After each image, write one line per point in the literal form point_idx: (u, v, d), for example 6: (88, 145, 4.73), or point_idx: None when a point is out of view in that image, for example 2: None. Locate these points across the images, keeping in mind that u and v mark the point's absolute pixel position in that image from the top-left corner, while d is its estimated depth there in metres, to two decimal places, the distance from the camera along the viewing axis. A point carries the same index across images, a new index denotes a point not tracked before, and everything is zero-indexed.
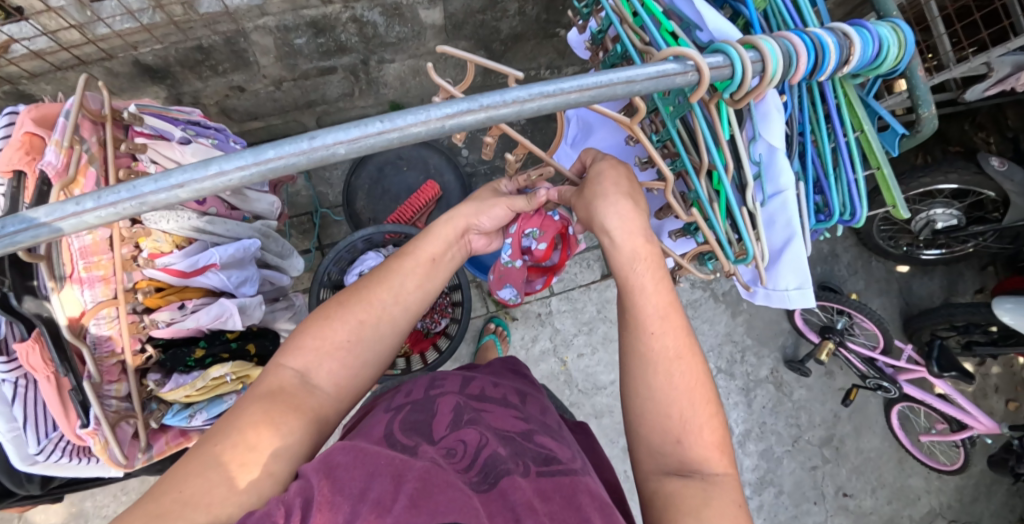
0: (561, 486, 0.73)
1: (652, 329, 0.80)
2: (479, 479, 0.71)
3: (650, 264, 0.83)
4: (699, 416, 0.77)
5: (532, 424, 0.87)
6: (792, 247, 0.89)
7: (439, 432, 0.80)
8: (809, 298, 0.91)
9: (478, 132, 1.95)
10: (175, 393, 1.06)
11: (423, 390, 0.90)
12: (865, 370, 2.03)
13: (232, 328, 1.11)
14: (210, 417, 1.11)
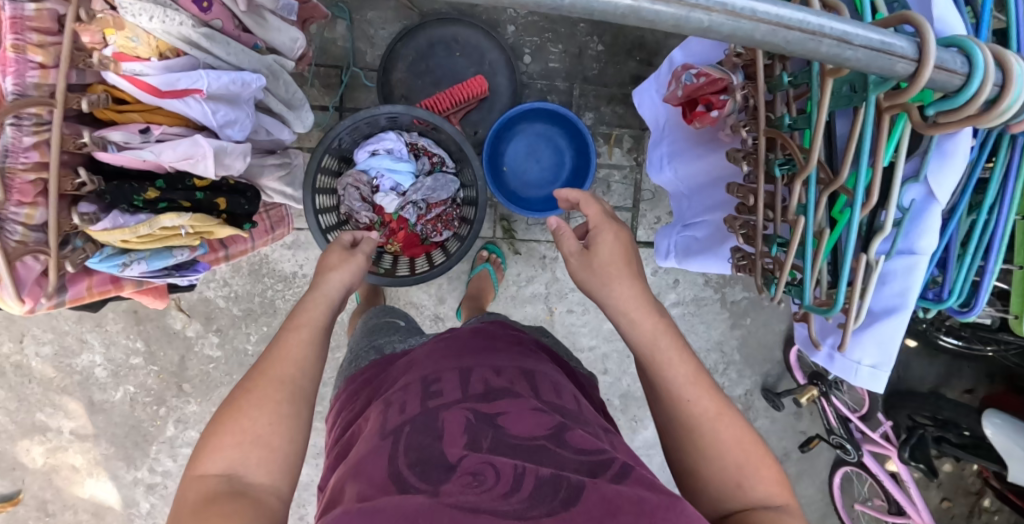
0: (622, 494, 0.65)
1: (686, 396, 0.86)
2: (523, 507, 0.63)
3: (676, 350, 0.90)
4: (750, 464, 0.80)
5: (555, 416, 0.82)
6: (895, 319, 0.78)
7: (456, 452, 0.73)
8: (882, 383, 0.81)
9: (549, 43, 1.74)
10: (109, 235, 0.92)
11: (422, 404, 0.83)
12: (836, 426, 1.99)
13: (201, 173, 0.96)
14: (149, 269, 1.00)
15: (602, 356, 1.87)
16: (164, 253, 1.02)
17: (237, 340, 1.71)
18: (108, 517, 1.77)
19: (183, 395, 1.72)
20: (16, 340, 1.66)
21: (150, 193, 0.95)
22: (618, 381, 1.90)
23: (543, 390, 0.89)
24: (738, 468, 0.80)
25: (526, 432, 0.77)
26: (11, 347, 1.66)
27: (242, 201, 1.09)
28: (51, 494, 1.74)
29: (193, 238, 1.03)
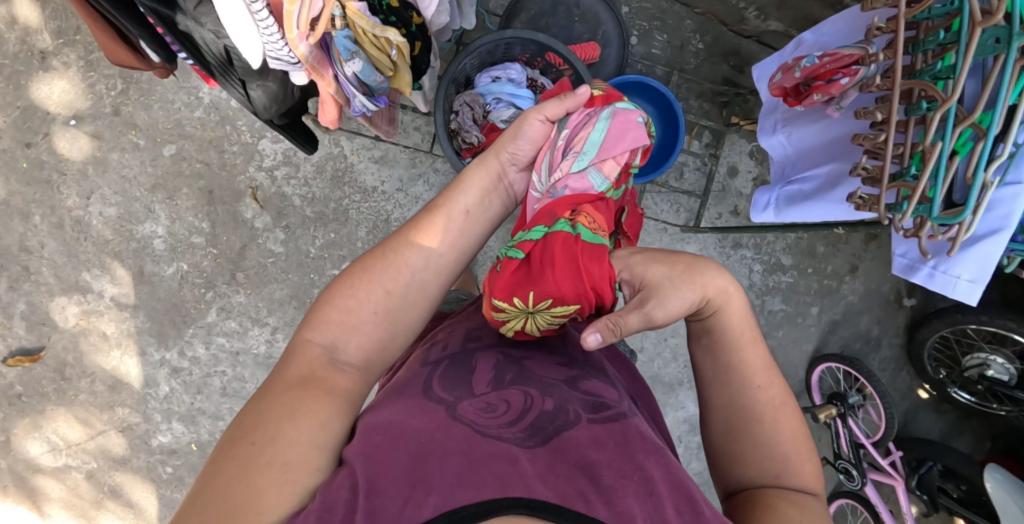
0: (613, 431, 0.80)
1: (759, 382, 0.81)
2: (525, 433, 0.77)
3: (759, 354, 0.83)
4: (798, 462, 0.79)
5: (575, 370, 0.94)
6: (997, 238, 0.79)
7: (483, 384, 0.86)
8: (981, 295, 0.83)
9: (658, 30, 1.77)
10: (358, 19, 0.78)
11: (465, 344, 0.97)
12: (844, 451, 1.96)
13: (424, 10, 0.88)
14: (356, 75, 0.85)
15: (639, 336, 1.92)
16: (372, 67, 0.86)
17: (300, 241, 1.72)
18: (125, 392, 1.72)
19: (234, 284, 1.71)
20: (84, 195, 1.61)
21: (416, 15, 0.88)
22: (650, 361, 1.97)
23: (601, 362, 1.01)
24: (787, 458, 0.80)
25: (548, 376, 0.89)
26: (75, 202, 1.61)
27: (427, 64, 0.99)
28: (73, 358, 1.68)
29: (393, 68, 0.88)
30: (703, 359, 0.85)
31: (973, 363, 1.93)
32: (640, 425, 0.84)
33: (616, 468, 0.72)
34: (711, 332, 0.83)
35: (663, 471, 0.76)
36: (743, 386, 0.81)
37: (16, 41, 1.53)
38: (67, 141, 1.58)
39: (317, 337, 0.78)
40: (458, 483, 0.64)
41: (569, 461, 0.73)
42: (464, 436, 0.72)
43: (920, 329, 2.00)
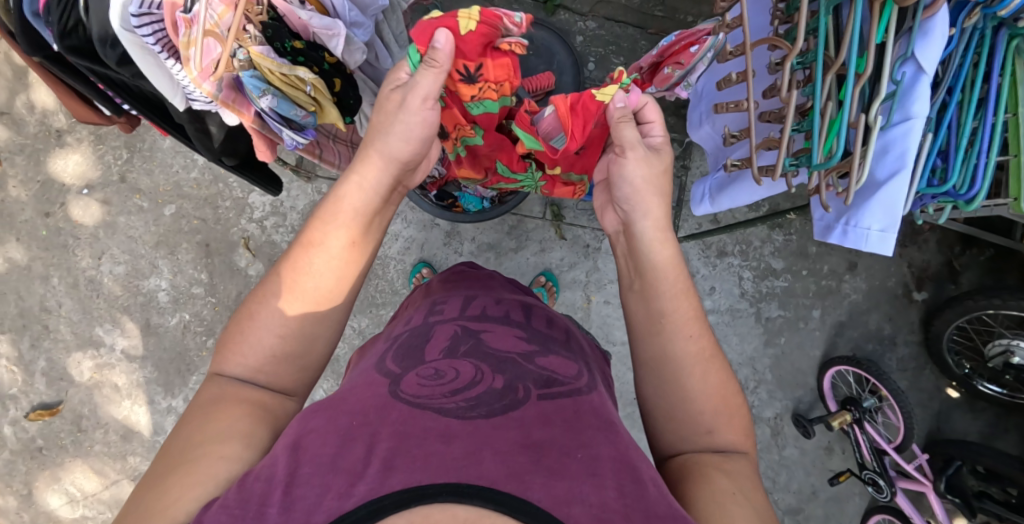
0: (562, 407, 0.77)
1: (692, 332, 0.87)
2: (467, 404, 0.73)
3: (691, 325, 0.88)
4: (726, 420, 0.85)
5: (533, 344, 0.90)
6: (897, 181, 0.81)
7: (433, 357, 0.84)
8: (892, 244, 0.83)
9: (614, 54, 1.86)
10: (262, 61, 0.88)
11: (424, 320, 0.97)
12: (868, 460, 1.88)
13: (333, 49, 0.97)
14: (275, 110, 0.96)
15: (632, 353, 1.91)
16: (289, 102, 0.97)
17: None
18: (136, 441, 1.80)
19: None
20: (96, 256, 1.77)
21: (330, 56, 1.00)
22: None
23: (564, 337, 0.99)
24: (712, 417, 0.85)
25: (503, 349, 0.86)
26: (88, 263, 1.77)
27: (352, 95, 1.10)
28: (88, 410, 1.79)
29: (312, 103, 0.99)
30: (637, 317, 0.92)
31: (996, 352, 1.84)
32: (594, 402, 0.81)
33: (559, 447, 0.68)
34: (641, 279, 0.91)
35: (610, 448, 0.71)
36: (675, 347, 0.87)
37: (36, 124, 1.74)
38: (82, 209, 1.76)
39: (225, 367, 0.83)
40: (379, 467, 0.63)
41: (512, 436, 0.69)
42: (397, 417, 0.70)
43: (933, 322, 1.93)
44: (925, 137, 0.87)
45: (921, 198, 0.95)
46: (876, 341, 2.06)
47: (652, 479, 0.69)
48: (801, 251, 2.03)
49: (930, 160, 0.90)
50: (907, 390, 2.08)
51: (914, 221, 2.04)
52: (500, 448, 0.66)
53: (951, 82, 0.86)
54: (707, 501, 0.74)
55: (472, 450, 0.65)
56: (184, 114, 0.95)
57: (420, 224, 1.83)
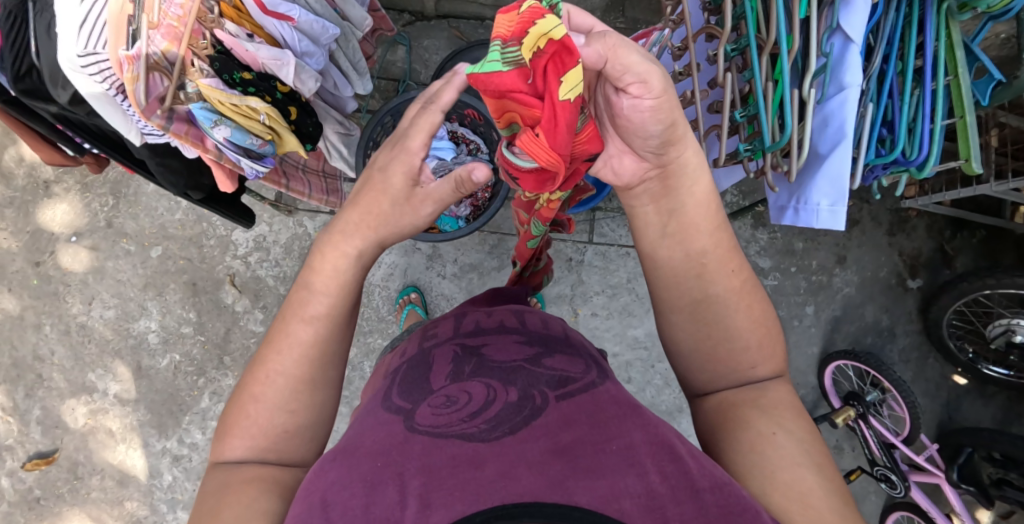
0: (584, 403, 0.69)
1: (731, 269, 0.80)
2: (488, 426, 0.65)
3: (724, 259, 0.80)
4: (768, 351, 0.80)
5: (537, 345, 0.80)
6: (839, 154, 0.81)
7: (440, 385, 0.74)
8: (843, 218, 0.84)
9: None
10: (211, 93, 0.90)
11: (419, 349, 0.87)
12: (878, 456, 1.83)
13: (284, 78, 0.99)
14: (230, 140, 0.97)
15: (625, 363, 1.89)
16: (244, 131, 0.99)
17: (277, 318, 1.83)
18: (132, 486, 1.80)
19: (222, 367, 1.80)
20: (86, 301, 1.81)
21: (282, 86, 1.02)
22: (642, 392, 1.90)
23: (564, 331, 0.88)
24: (752, 353, 0.79)
25: (506, 359, 0.76)
26: (79, 308, 1.81)
27: (309, 123, 1.12)
28: (83, 456, 1.80)
29: (267, 131, 1.01)
30: (668, 263, 0.82)
31: (998, 332, 1.77)
32: (611, 391, 0.72)
33: (589, 447, 0.62)
34: (677, 219, 0.80)
35: (644, 431, 0.65)
36: (705, 294, 0.80)
37: (25, 176, 1.81)
38: (71, 256, 1.81)
39: (226, 452, 0.75)
40: (417, 509, 0.57)
41: (540, 446, 0.62)
42: (421, 450, 0.63)
43: (931, 309, 1.90)
44: (867, 106, 0.88)
45: (871, 170, 0.95)
46: (877, 335, 2.02)
47: (692, 452, 0.63)
48: (787, 249, 2.02)
49: (877, 130, 0.90)
50: (914, 382, 2.02)
51: (900, 209, 2.02)
52: (532, 459, 0.60)
53: (890, 49, 0.87)
54: (743, 444, 0.71)
55: (506, 469, 0.59)
56: (142, 149, 0.98)
57: (401, 249, 1.84)
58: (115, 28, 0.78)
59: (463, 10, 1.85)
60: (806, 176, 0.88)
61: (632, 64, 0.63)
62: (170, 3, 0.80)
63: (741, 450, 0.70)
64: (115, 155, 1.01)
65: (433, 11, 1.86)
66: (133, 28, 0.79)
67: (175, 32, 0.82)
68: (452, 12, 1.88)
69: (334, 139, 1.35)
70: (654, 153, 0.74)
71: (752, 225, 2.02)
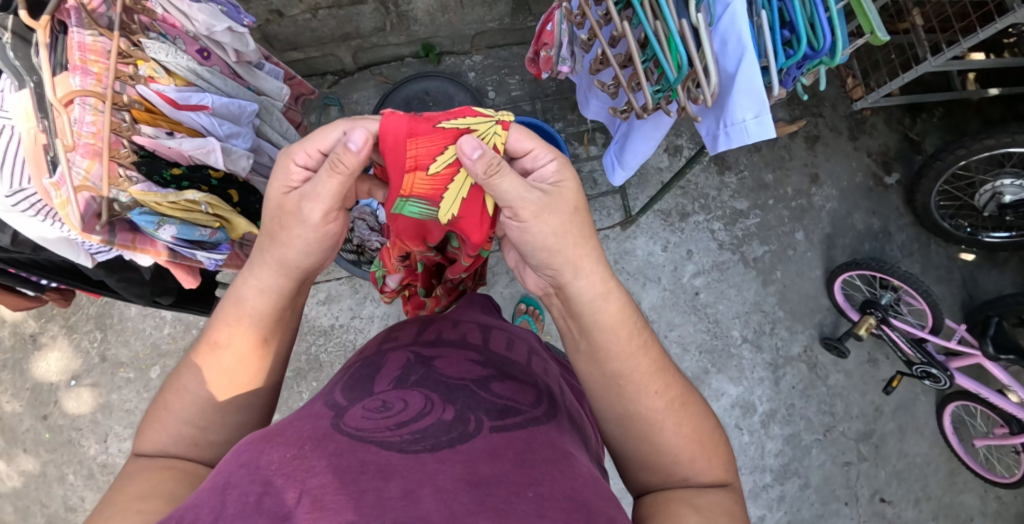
0: (517, 438, 0.61)
1: (653, 387, 0.72)
2: (411, 439, 0.57)
3: (646, 359, 0.73)
4: (709, 463, 0.71)
5: (491, 369, 0.73)
6: (746, 66, 0.80)
7: (382, 389, 0.67)
8: (770, 126, 0.83)
9: (507, 75, 1.90)
10: (145, 196, 0.91)
11: (378, 349, 0.81)
12: (912, 354, 1.80)
13: (215, 165, 1.01)
14: (178, 236, 0.99)
15: None
16: (189, 225, 1.00)
17: (289, 400, 1.81)
18: None
19: None
20: (99, 440, 1.80)
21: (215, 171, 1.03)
22: None
23: (527, 362, 0.80)
24: (690, 463, 0.71)
25: (457, 375, 0.69)
26: (95, 449, 1.80)
27: (252, 198, 1.14)
28: None
29: (213, 219, 1.03)
30: (592, 381, 0.76)
31: (986, 199, 1.80)
32: (556, 432, 0.66)
33: (506, 484, 0.53)
34: (586, 339, 0.74)
35: (563, 488, 0.56)
36: (639, 403, 0.72)
37: (11, 335, 1.85)
38: (75, 401, 1.81)
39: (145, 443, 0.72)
40: (306, 511, 0.48)
41: (453, 474, 0.52)
42: (335, 449, 0.54)
43: (916, 197, 1.89)
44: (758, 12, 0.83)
45: (788, 74, 0.91)
46: (873, 240, 2.00)
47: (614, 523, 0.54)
48: (759, 183, 2.02)
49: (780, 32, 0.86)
50: (925, 274, 2.00)
51: (854, 112, 2.04)
52: (442, 484, 0.51)
53: None
54: None
55: (409, 488, 0.50)
56: (97, 269, 0.99)
57: (389, 298, 1.84)
58: (34, 159, 0.83)
59: (380, 54, 1.87)
60: (723, 98, 0.87)
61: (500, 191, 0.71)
62: (81, 123, 0.84)
63: None
64: (74, 283, 1.02)
65: (352, 65, 1.89)
66: (51, 155, 0.83)
67: (94, 148, 0.85)
68: (370, 61, 1.91)
69: None
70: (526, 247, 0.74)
71: (719, 172, 2.03)
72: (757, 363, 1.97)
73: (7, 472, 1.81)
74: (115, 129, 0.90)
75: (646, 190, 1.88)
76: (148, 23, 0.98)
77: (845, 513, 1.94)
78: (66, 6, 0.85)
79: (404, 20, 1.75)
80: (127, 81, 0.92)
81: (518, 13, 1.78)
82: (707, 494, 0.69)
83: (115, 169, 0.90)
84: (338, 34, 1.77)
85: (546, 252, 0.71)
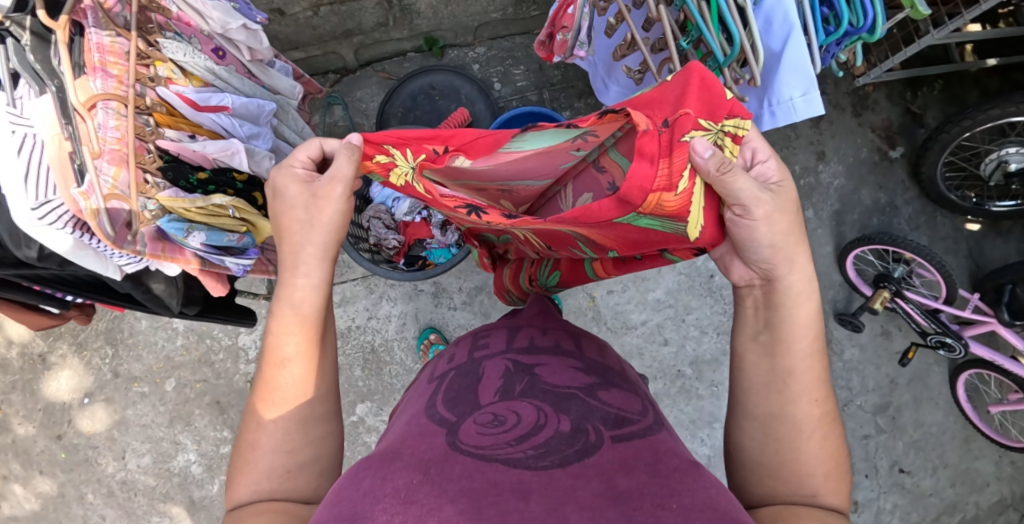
0: (639, 449, 0.59)
1: (813, 395, 0.75)
2: (537, 454, 0.57)
3: (812, 375, 0.75)
4: (836, 487, 0.72)
5: (594, 377, 0.72)
6: (793, 43, 0.80)
7: (488, 400, 0.66)
8: (818, 103, 0.82)
9: (512, 65, 1.88)
10: (173, 202, 0.89)
11: (469, 357, 0.77)
12: (927, 325, 1.82)
13: (239, 167, 0.99)
14: (208, 243, 0.96)
15: (657, 327, 1.85)
16: (218, 230, 0.98)
17: None
18: None
19: None
20: (117, 457, 1.77)
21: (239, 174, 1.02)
22: (683, 348, 1.86)
23: (622, 368, 0.78)
24: (823, 482, 0.71)
25: (563, 384, 0.68)
26: (114, 466, 1.77)
27: None
28: None
29: (240, 223, 1.01)
30: (753, 373, 0.78)
31: (992, 168, 1.82)
32: (668, 439, 0.63)
33: (649, 497, 0.51)
34: (770, 332, 0.77)
35: (703, 494, 0.52)
36: (794, 410, 0.74)
37: (19, 356, 1.81)
38: (90, 418, 1.78)
39: (238, 500, 0.72)
40: None
41: (591, 490, 0.52)
42: (462, 471, 0.54)
43: (922, 169, 1.91)
44: None
45: (827, 51, 0.91)
46: (881, 214, 2.02)
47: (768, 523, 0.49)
48: None
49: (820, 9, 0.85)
50: (932, 246, 2.02)
51: (857, 88, 2.05)
52: (583, 502, 0.50)
53: None
54: None
55: (552, 507, 0.49)
56: (124, 282, 0.96)
57: (405, 297, 1.82)
58: (60, 170, 0.78)
59: (383, 49, 1.84)
60: (767, 78, 0.86)
61: (735, 191, 0.68)
62: (105, 128, 0.82)
63: None
64: (97, 297, 0.99)
65: (354, 62, 1.86)
66: (78, 164, 0.79)
67: (121, 154, 0.83)
68: (372, 57, 1.88)
69: None
70: (758, 264, 0.76)
71: None
72: None
73: (25, 495, 1.78)
74: (138, 133, 0.87)
75: None
76: (163, 22, 0.95)
77: (865, 485, 1.98)
78: (82, 6, 0.81)
79: (407, 13, 1.72)
80: (148, 82, 0.89)
81: (521, 2, 1.75)
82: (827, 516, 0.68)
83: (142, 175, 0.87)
84: (340, 30, 1.73)
85: (772, 249, 0.73)
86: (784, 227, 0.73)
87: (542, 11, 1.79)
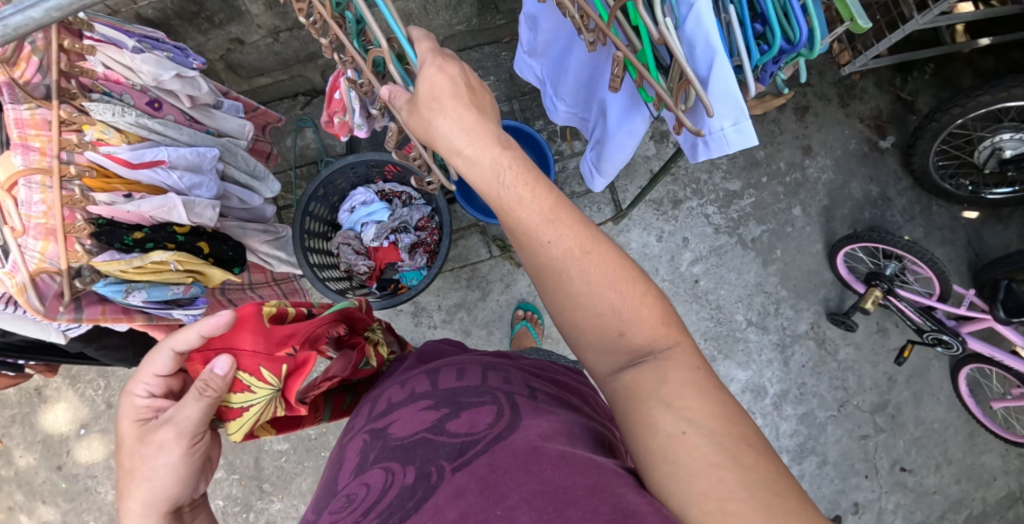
0: (479, 470, 0.57)
1: (572, 266, 0.64)
2: (381, 520, 0.57)
3: (571, 230, 0.65)
4: (639, 314, 0.63)
5: (443, 406, 0.70)
6: (717, 70, 0.75)
7: (345, 483, 0.66)
8: (750, 133, 0.78)
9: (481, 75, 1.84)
10: (109, 266, 0.90)
11: (347, 436, 0.79)
12: (921, 323, 1.76)
13: (179, 222, 0.99)
14: (150, 299, 0.97)
15: None
16: (160, 285, 0.98)
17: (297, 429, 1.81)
18: None
19: (265, 495, 1.79)
20: (115, 485, 1.82)
21: (182, 226, 1.01)
22: None
23: (480, 382, 0.74)
24: (636, 334, 0.63)
25: (409, 433, 0.67)
26: (112, 494, 1.81)
27: (225, 246, 1.11)
28: None
29: (185, 275, 1.00)
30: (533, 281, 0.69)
31: (986, 155, 1.73)
32: (519, 439, 0.61)
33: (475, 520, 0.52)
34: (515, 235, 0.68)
35: (531, 481, 0.55)
36: (565, 298, 0.66)
37: (16, 391, 1.86)
38: (87, 449, 1.82)
39: None
40: None
41: None
42: None
43: (913, 159, 1.83)
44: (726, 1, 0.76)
45: (766, 71, 0.83)
46: (873, 206, 1.95)
47: None
48: (750, 161, 1.98)
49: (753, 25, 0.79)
50: (929, 237, 1.94)
51: (843, 77, 1.97)
52: None
53: None
54: (654, 450, 0.56)
55: None
56: (73, 342, 0.98)
57: (385, 317, 1.82)
58: None
59: None
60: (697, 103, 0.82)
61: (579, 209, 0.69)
62: (30, 205, 0.85)
63: (656, 458, 0.56)
64: (52, 359, 1.01)
65: (322, 82, 1.84)
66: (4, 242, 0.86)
67: (47, 227, 0.86)
68: None
69: (266, 248, 1.31)
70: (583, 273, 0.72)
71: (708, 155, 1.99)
72: (763, 344, 1.95)
73: None
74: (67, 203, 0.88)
75: (635, 181, 1.84)
76: (89, 83, 0.94)
77: (865, 487, 1.92)
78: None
79: None
80: (74, 149, 0.89)
81: (485, 13, 1.71)
82: (671, 367, 0.60)
83: (74, 243, 0.89)
84: (304, 54, 1.71)
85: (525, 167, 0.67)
86: (533, 166, 0.67)
87: (507, 20, 1.75)
